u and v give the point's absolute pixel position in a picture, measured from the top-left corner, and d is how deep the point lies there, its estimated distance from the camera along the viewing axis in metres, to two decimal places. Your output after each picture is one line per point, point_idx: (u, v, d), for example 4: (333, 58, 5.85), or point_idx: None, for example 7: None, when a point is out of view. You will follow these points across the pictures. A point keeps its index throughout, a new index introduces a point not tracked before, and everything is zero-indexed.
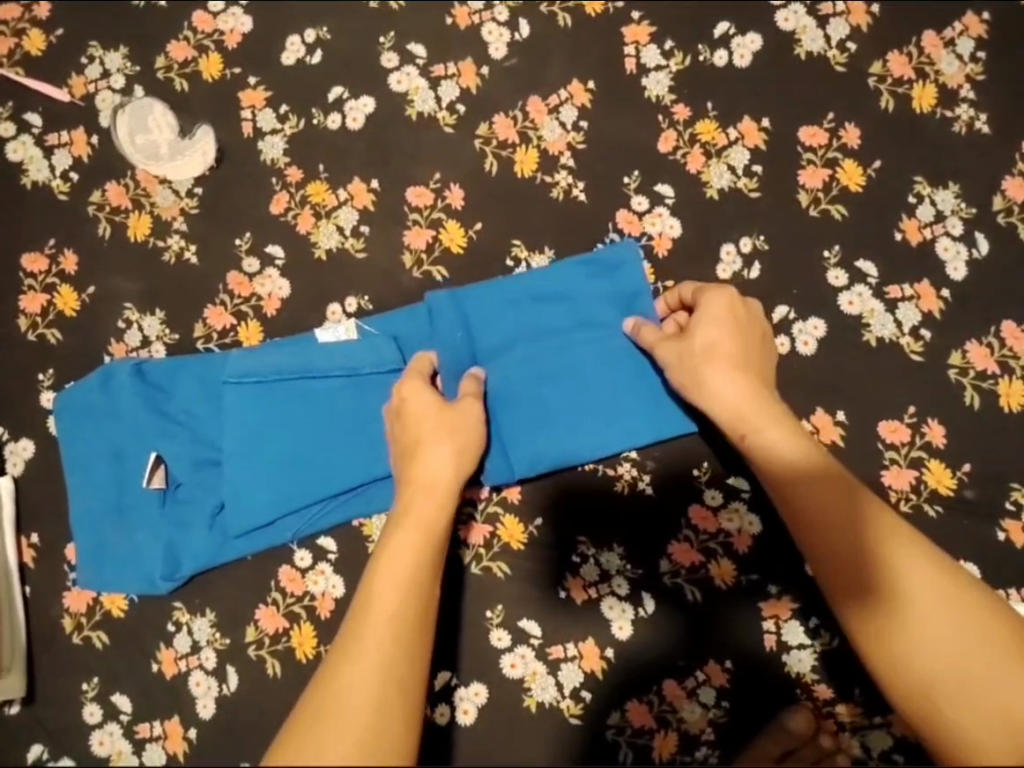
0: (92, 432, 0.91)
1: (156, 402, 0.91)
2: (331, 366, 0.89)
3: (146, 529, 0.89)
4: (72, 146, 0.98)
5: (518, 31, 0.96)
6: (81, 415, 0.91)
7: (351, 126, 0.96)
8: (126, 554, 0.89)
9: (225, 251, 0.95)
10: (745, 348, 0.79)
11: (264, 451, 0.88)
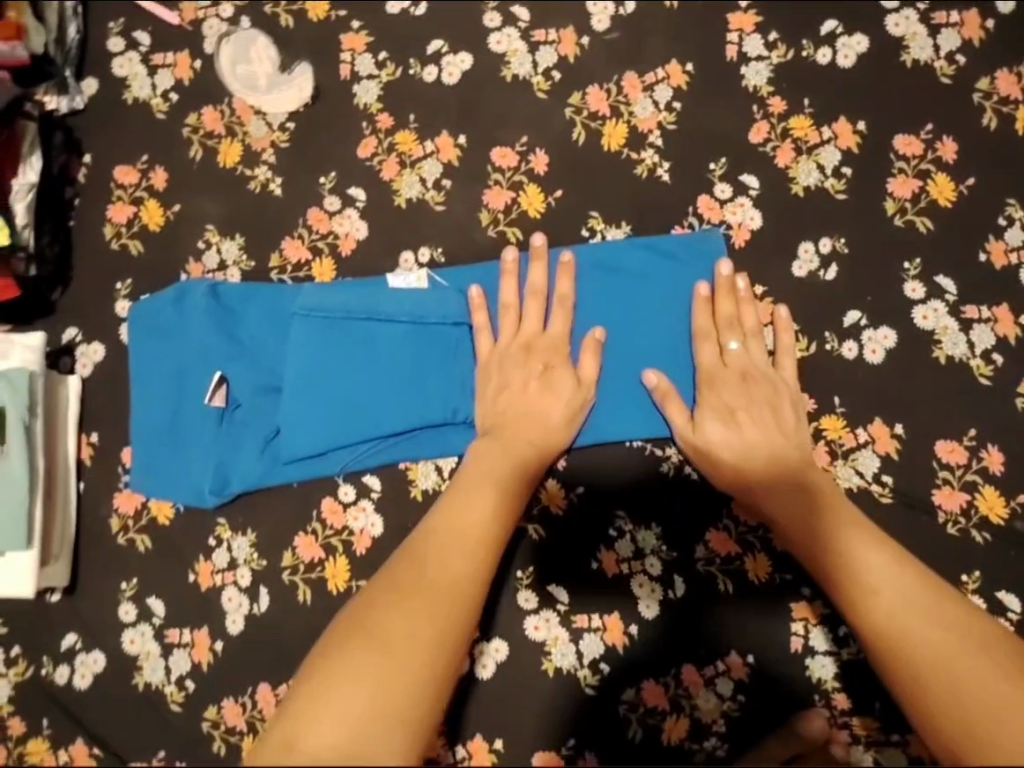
0: (161, 346, 0.94)
1: (225, 324, 0.93)
2: (398, 310, 0.91)
3: (200, 445, 0.92)
4: (176, 68, 1.00)
5: (624, 6, 0.96)
6: (153, 328, 0.94)
7: (446, 80, 0.97)
8: (178, 466, 0.92)
9: (308, 187, 0.97)
10: (759, 401, 0.85)
11: (324, 384, 0.91)
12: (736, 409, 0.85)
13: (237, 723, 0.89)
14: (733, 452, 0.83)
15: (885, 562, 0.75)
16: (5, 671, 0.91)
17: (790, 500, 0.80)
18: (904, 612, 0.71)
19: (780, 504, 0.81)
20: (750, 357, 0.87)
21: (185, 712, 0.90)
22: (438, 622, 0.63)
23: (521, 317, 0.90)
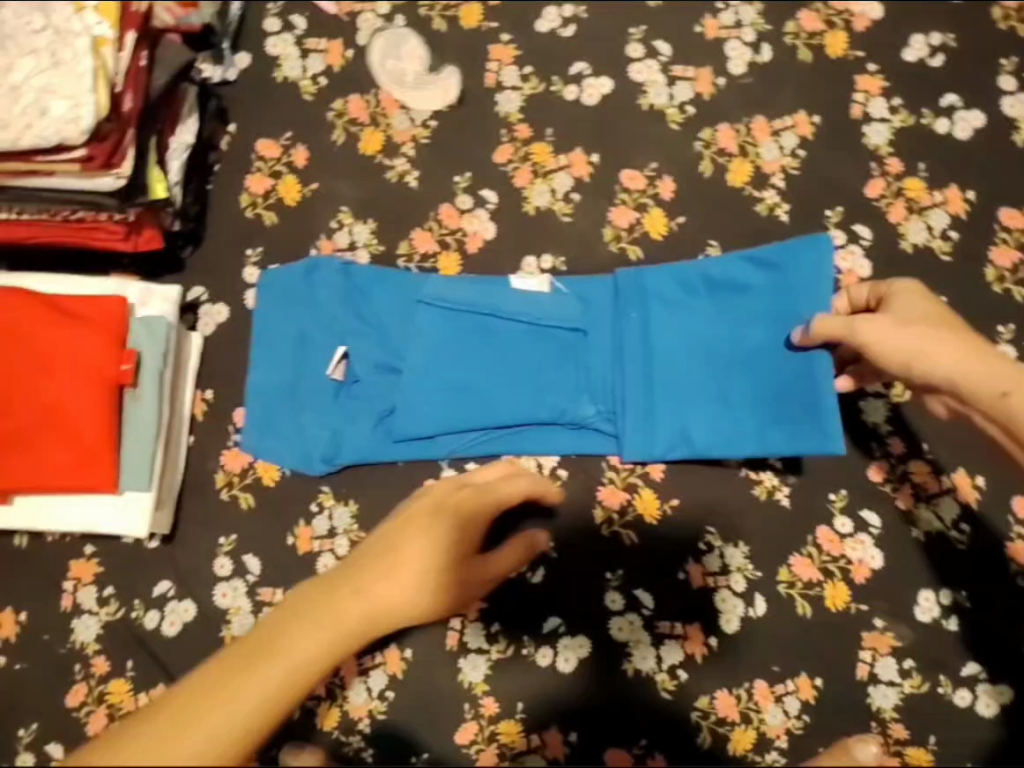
0: (287, 312, 0.97)
1: (353, 302, 0.97)
2: (522, 310, 0.95)
3: (316, 412, 0.96)
4: (328, 54, 1.05)
5: (760, 54, 1.02)
6: (282, 295, 0.98)
7: (586, 100, 1.02)
8: (291, 429, 0.95)
9: (443, 183, 1.02)
10: (925, 324, 0.78)
11: (444, 371, 0.95)
12: (900, 319, 0.79)
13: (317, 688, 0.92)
14: (891, 346, 0.78)
15: (987, 365, 0.76)
16: (97, 609, 0.92)
17: (948, 361, 0.76)
18: (980, 377, 0.75)
19: (944, 369, 0.76)
20: (905, 294, 0.82)
21: None
22: (281, 694, 0.50)
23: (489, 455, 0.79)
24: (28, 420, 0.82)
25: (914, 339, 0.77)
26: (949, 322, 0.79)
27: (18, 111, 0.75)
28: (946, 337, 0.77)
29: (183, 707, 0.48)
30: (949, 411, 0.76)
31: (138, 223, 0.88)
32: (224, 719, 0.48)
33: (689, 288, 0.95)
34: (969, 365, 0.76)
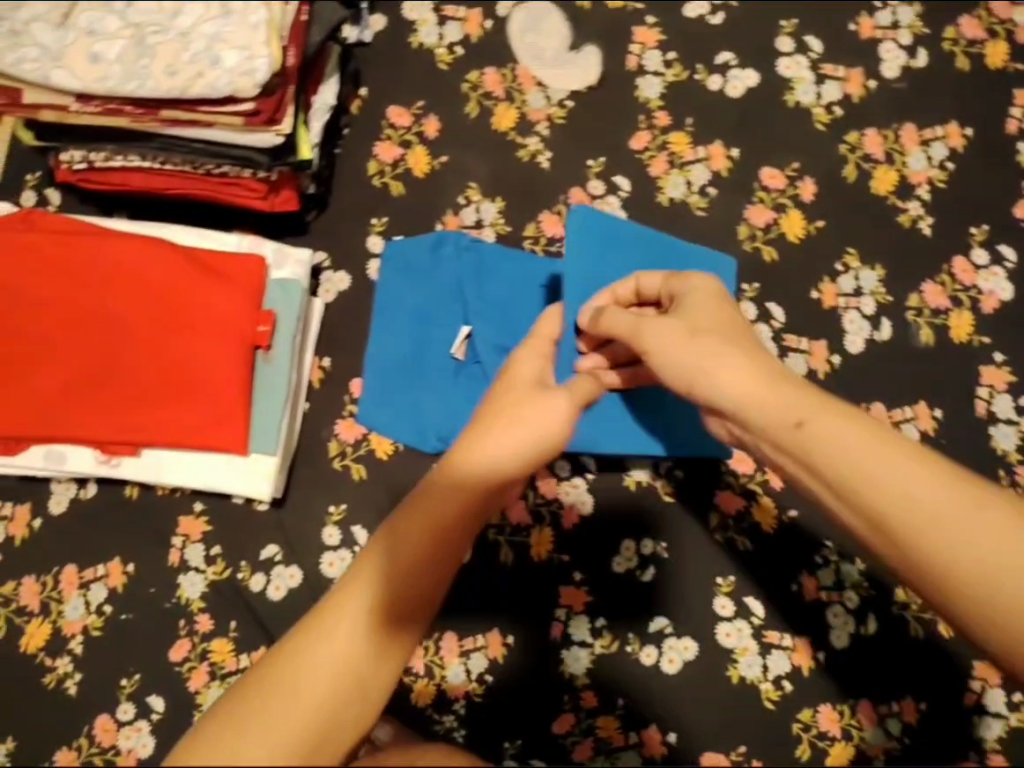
0: (564, 285, 0.84)
1: (606, 276, 0.84)
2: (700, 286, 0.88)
3: (584, 408, 0.88)
4: (466, 23, 1.01)
5: (915, 59, 0.98)
6: (562, 265, 0.84)
7: (730, 92, 0.99)
8: (574, 430, 0.88)
9: (575, 166, 0.99)
10: (722, 336, 0.62)
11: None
12: (696, 326, 0.63)
13: (417, 663, 0.93)
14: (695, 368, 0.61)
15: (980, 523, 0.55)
16: (204, 568, 0.92)
17: (851, 443, 0.57)
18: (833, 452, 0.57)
19: (844, 449, 0.57)
20: (688, 289, 0.68)
21: None
22: (354, 658, 0.51)
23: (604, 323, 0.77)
24: (164, 372, 0.81)
25: (836, 427, 0.57)
26: (880, 430, 0.58)
27: (188, 59, 0.74)
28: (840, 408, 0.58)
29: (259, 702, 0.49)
30: (875, 505, 0.57)
31: (277, 183, 0.86)
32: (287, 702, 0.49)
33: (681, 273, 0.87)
34: (871, 448, 0.57)
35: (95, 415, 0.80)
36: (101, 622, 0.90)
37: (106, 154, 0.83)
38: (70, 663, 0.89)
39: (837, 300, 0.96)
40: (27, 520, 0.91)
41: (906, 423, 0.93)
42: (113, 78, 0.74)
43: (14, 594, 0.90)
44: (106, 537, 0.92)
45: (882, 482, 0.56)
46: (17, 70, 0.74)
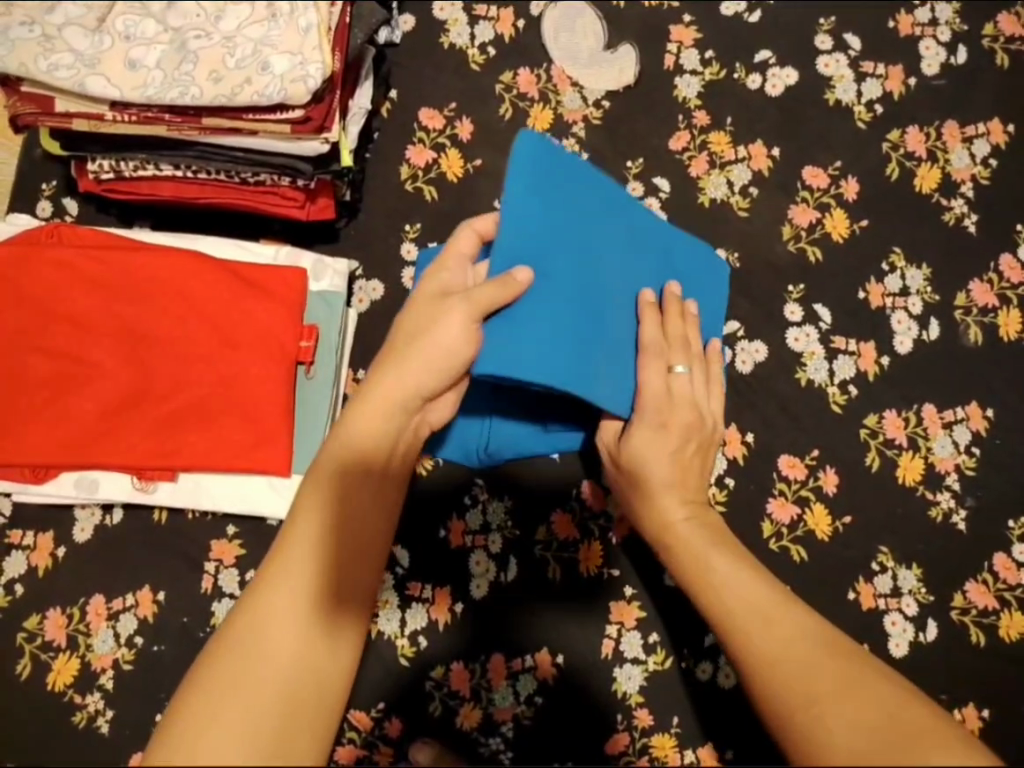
0: (547, 210, 0.68)
1: (601, 228, 0.73)
2: (686, 278, 0.80)
3: (544, 322, 0.66)
4: (498, 22, 0.99)
5: (955, 56, 0.98)
6: (538, 183, 0.68)
7: (769, 91, 0.97)
8: (513, 344, 0.65)
9: (614, 168, 0.96)
10: (681, 442, 0.74)
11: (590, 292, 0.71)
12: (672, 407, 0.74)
13: (463, 689, 0.88)
14: (676, 476, 0.74)
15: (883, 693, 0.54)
16: (239, 594, 0.87)
17: (735, 569, 0.68)
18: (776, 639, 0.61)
19: (724, 567, 0.69)
20: (695, 386, 0.76)
21: (412, 667, 0.89)
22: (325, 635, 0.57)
23: (538, 220, 0.68)
24: (205, 390, 0.78)
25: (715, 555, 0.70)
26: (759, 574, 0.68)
27: (235, 65, 0.72)
28: (733, 553, 0.70)
29: (233, 688, 0.52)
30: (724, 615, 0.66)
31: (314, 192, 0.85)
32: (279, 680, 0.54)
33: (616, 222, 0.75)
34: (745, 576, 0.67)
35: (134, 439, 0.77)
36: (132, 654, 0.85)
37: (136, 164, 0.81)
38: (101, 699, 0.84)
39: (884, 301, 0.93)
40: (50, 547, 0.87)
41: (957, 425, 0.91)
42: (153, 85, 0.72)
43: (39, 627, 0.85)
44: (134, 565, 0.87)
45: (736, 595, 0.66)
46: (53, 77, 0.72)
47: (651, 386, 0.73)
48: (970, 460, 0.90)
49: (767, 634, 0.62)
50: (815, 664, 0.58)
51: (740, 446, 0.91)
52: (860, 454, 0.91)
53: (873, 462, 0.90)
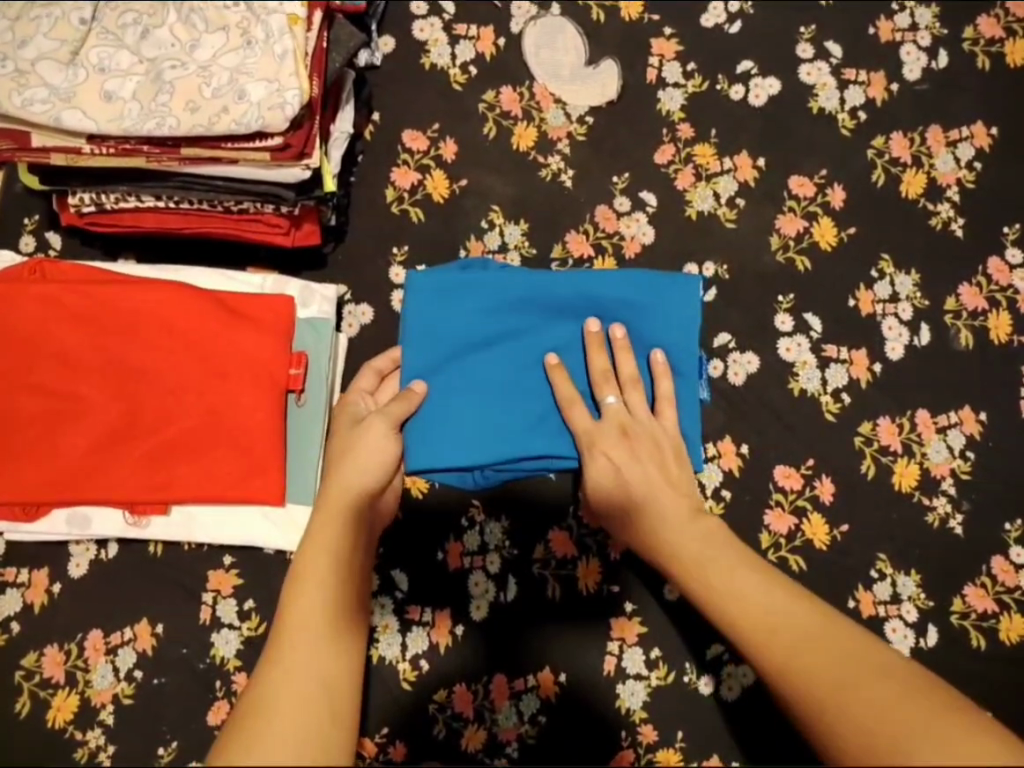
0: (456, 315, 0.82)
1: (519, 302, 0.82)
2: (630, 315, 0.83)
3: (467, 410, 0.80)
4: (478, 42, 0.99)
5: (936, 60, 0.98)
6: (438, 292, 0.82)
7: (752, 101, 0.97)
8: (438, 442, 0.79)
9: (600, 183, 0.96)
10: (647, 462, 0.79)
11: (524, 367, 0.82)
12: (625, 427, 0.79)
13: (466, 711, 0.88)
14: (648, 488, 0.78)
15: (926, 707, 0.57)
16: (238, 624, 0.86)
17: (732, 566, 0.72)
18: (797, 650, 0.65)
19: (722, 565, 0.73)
20: (634, 406, 0.81)
21: (413, 691, 0.88)
22: (330, 666, 0.63)
23: (448, 328, 0.82)
24: (193, 421, 0.78)
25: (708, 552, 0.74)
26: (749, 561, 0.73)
27: (212, 94, 0.72)
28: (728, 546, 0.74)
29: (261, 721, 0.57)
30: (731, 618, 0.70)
31: (299, 217, 0.84)
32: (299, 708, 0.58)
33: (549, 286, 0.82)
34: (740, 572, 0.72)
35: (125, 473, 0.77)
36: (132, 689, 0.85)
37: (118, 196, 0.81)
38: (101, 735, 0.84)
39: (875, 307, 0.93)
40: (45, 584, 0.86)
41: (951, 429, 0.91)
42: (130, 117, 0.72)
43: (37, 665, 0.85)
44: (131, 597, 0.87)
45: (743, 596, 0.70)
46: (28, 112, 0.72)
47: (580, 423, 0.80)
48: (965, 464, 0.90)
49: (776, 645, 0.66)
50: (825, 661, 0.63)
51: (735, 457, 0.90)
52: (854, 462, 0.90)
53: (868, 469, 0.90)
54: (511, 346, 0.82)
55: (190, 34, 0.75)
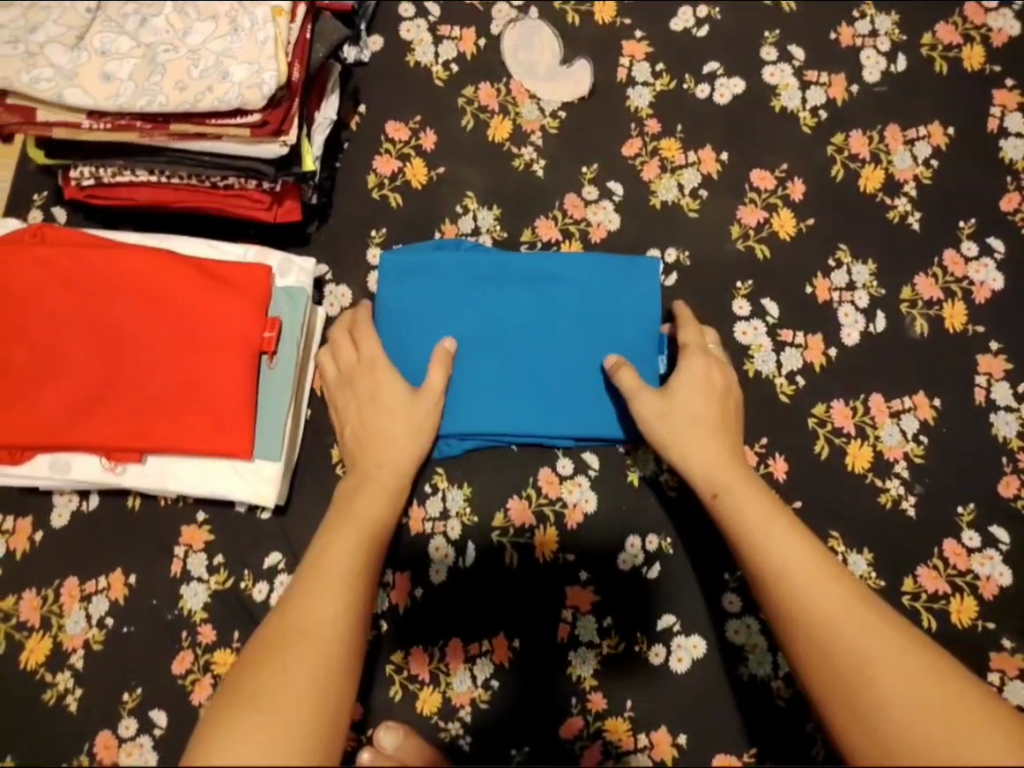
0: (429, 306, 0.90)
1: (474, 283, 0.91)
2: (578, 291, 0.91)
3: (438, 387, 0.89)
4: (461, 42, 1.06)
5: (895, 64, 1.03)
6: (402, 275, 0.90)
7: (717, 99, 1.03)
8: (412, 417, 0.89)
9: (570, 173, 1.01)
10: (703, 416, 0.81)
11: (481, 342, 0.90)
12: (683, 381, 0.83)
13: (422, 672, 0.90)
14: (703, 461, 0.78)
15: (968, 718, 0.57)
16: (207, 577, 0.90)
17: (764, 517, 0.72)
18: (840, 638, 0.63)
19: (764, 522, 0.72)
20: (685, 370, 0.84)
21: (372, 650, 0.91)
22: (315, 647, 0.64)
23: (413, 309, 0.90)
24: (172, 378, 0.83)
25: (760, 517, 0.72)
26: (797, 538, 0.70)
27: (198, 75, 0.80)
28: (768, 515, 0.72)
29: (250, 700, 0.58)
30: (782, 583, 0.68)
31: (281, 195, 0.90)
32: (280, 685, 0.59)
33: (499, 269, 0.91)
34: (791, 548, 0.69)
35: (105, 422, 0.82)
36: (102, 635, 0.89)
37: (115, 169, 0.88)
38: (70, 678, 0.87)
39: (831, 295, 0.97)
40: (28, 532, 0.91)
41: (904, 414, 0.93)
42: (125, 94, 0.80)
43: (15, 608, 0.89)
44: (107, 548, 0.91)
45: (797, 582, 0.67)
46: (34, 88, 0.79)
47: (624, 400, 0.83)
48: (918, 448, 0.92)
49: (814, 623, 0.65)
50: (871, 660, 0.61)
51: None
52: (808, 442, 0.93)
53: (821, 449, 0.92)
54: (471, 326, 0.90)
55: (183, 22, 0.83)
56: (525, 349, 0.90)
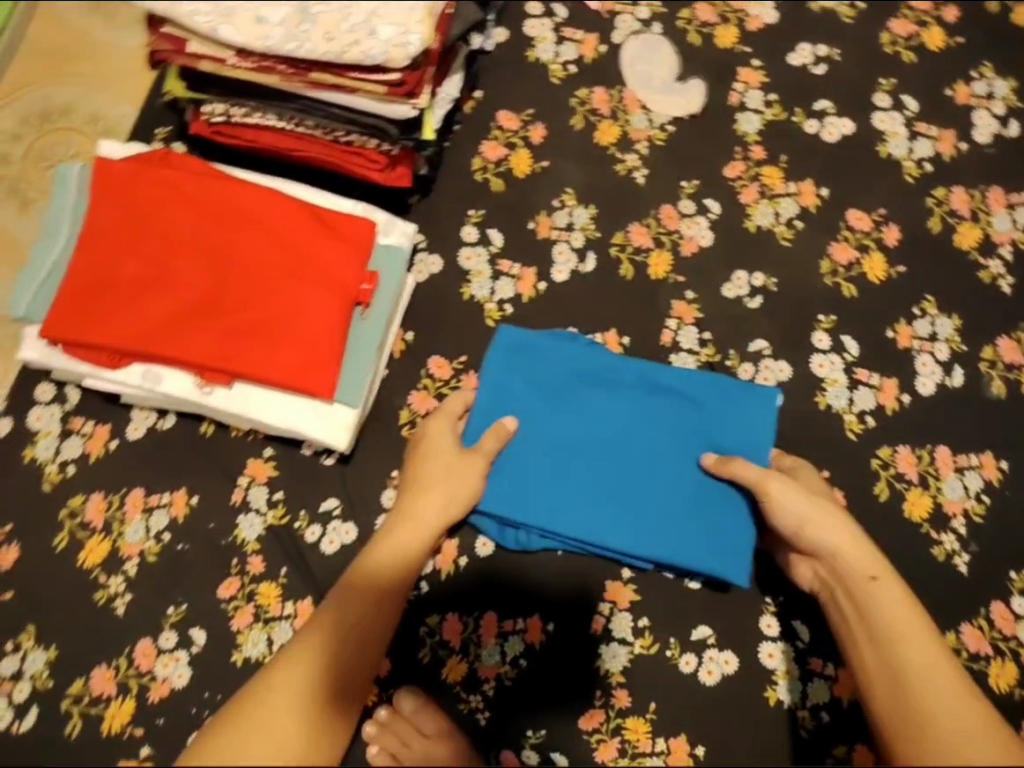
0: (521, 382, 0.91)
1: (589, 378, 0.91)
2: (694, 410, 0.90)
3: (532, 475, 0.88)
4: (582, 45, 1.10)
5: (1006, 129, 1.04)
6: (516, 357, 0.92)
7: (825, 136, 1.05)
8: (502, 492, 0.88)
9: (670, 185, 1.04)
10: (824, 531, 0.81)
11: (586, 432, 0.90)
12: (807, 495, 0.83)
13: (453, 639, 0.91)
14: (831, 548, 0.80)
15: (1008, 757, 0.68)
16: (265, 510, 0.93)
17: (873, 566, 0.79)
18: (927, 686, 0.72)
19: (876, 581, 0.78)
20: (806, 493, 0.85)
21: (411, 608, 0.93)
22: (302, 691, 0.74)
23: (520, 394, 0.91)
24: (273, 313, 0.87)
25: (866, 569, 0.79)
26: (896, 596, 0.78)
27: (347, 29, 0.84)
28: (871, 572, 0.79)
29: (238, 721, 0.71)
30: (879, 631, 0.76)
31: (395, 159, 0.95)
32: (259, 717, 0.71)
33: (613, 372, 0.92)
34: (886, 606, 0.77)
35: (203, 342, 0.86)
36: (158, 549, 0.92)
37: (246, 110, 0.93)
38: (122, 583, 0.91)
39: (912, 342, 0.97)
40: (105, 438, 0.95)
41: (969, 470, 0.93)
42: (275, 38, 0.84)
43: (81, 507, 0.93)
44: (174, 466, 0.95)
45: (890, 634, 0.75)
46: (193, 19, 0.85)
47: (830, 542, 0.80)
48: (978, 506, 0.92)
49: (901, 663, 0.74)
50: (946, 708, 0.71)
51: None
52: (868, 482, 0.93)
53: (880, 491, 0.93)
54: (577, 423, 0.90)
55: None
56: (630, 451, 0.89)
